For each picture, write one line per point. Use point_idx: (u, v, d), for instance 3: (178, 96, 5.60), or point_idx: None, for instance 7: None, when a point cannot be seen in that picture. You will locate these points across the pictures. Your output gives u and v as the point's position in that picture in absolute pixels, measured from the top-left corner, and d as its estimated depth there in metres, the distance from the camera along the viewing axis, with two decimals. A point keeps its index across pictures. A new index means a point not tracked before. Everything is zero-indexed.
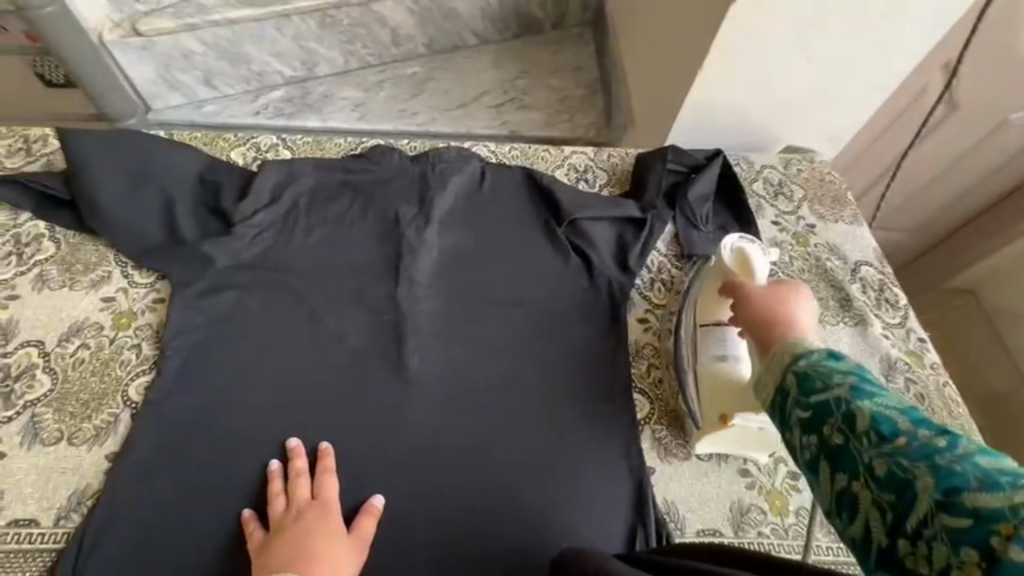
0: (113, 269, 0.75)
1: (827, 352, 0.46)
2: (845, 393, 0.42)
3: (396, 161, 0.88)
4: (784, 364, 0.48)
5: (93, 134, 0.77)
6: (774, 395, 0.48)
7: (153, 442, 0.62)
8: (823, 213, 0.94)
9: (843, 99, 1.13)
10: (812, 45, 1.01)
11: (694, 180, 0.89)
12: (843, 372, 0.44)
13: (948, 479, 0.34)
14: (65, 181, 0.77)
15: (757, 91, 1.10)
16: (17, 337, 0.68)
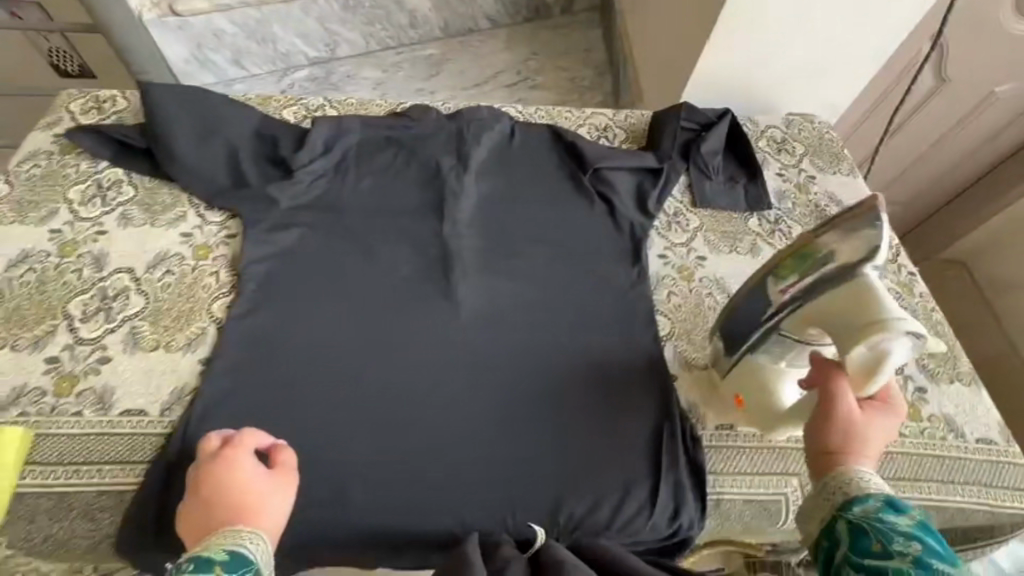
0: (187, 209, 0.83)
1: (884, 505, 0.50)
2: (910, 567, 0.45)
3: (433, 119, 0.96)
4: (841, 514, 0.51)
5: (166, 89, 0.85)
6: (825, 542, 0.51)
7: (238, 349, 0.71)
8: (823, 165, 1.03)
9: (841, 68, 1.21)
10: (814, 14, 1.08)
11: (706, 136, 0.98)
12: (906, 540, 0.47)
13: None
14: (142, 133, 0.85)
15: (762, 60, 1.17)
16: (110, 265, 0.76)
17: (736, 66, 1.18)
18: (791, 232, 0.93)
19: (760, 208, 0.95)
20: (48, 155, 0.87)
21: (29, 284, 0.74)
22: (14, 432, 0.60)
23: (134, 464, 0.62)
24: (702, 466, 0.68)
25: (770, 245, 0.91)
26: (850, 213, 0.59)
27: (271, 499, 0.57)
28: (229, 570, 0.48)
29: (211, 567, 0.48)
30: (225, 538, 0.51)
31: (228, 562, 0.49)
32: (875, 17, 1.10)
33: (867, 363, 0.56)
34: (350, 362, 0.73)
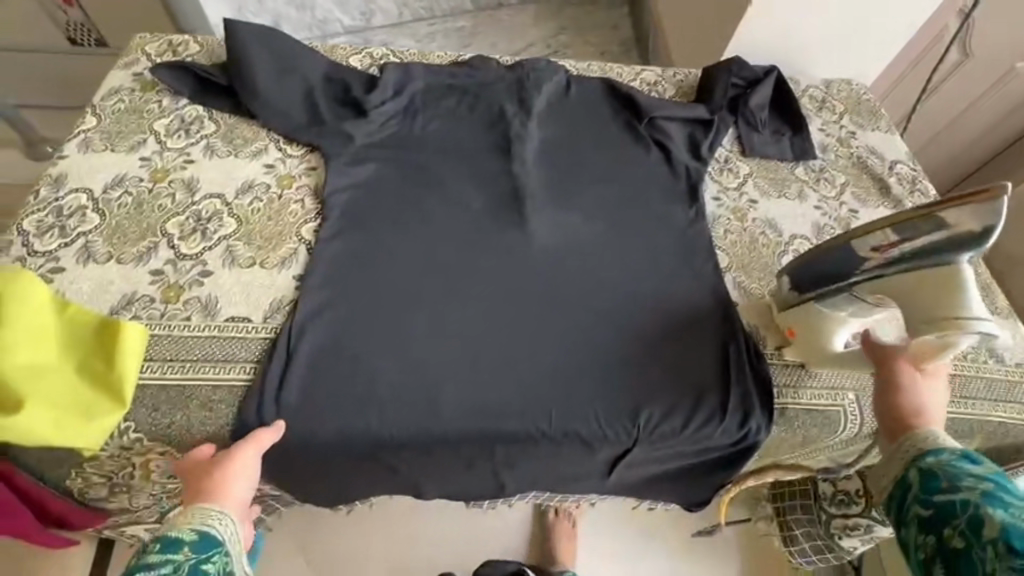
0: (267, 144, 0.87)
1: (959, 455, 0.56)
2: (977, 498, 0.50)
3: (494, 69, 1.00)
4: (915, 462, 0.57)
5: (247, 28, 0.88)
6: (896, 490, 0.58)
7: (336, 269, 0.75)
8: (862, 123, 1.08)
9: (883, 29, 1.21)
10: None
11: (754, 90, 1.02)
12: (977, 479, 0.52)
13: None
14: (223, 71, 0.89)
15: (807, 18, 1.18)
16: (200, 191, 0.80)
17: (781, 27, 1.19)
18: (835, 180, 0.98)
19: (806, 158, 1.00)
20: (130, 91, 0.90)
21: (127, 205, 0.77)
22: (134, 326, 0.65)
23: (241, 362, 0.68)
24: (767, 381, 0.75)
25: (817, 191, 0.96)
26: (969, 193, 0.56)
27: (241, 479, 0.60)
28: (196, 550, 0.52)
29: (179, 547, 0.52)
30: (197, 517, 0.55)
31: (198, 541, 0.53)
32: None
33: (933, 347, 0.62)
34: (434, 283, 0.77)
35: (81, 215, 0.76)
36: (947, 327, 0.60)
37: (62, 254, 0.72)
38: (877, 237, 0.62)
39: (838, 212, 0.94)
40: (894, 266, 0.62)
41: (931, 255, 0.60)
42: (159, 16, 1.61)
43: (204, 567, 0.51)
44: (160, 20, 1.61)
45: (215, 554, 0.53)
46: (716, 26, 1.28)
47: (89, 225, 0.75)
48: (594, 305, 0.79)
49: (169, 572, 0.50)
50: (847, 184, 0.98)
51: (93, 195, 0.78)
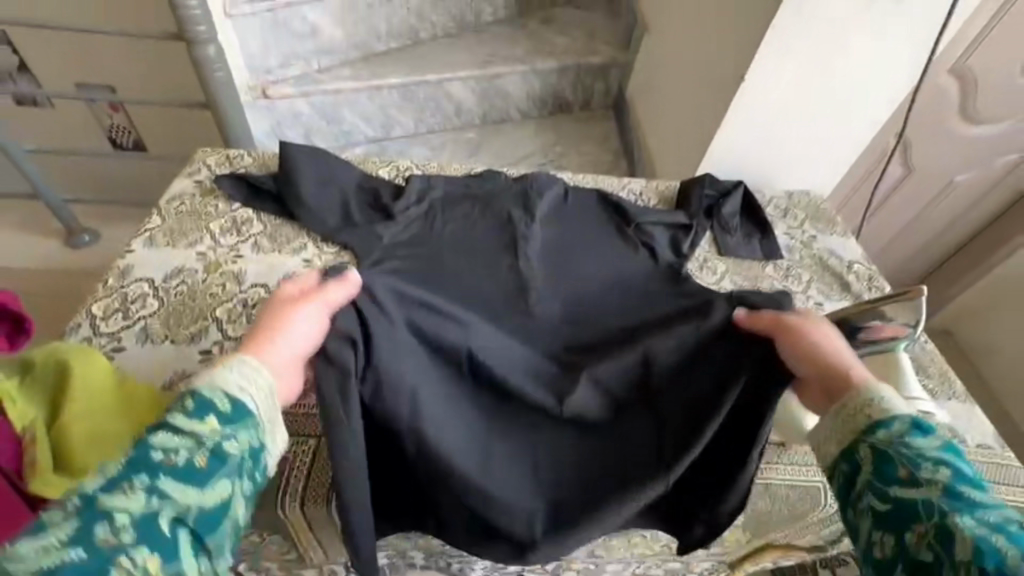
0: (307, 242, 1.01)
1: (908, 431, 0.58)
2: (939, 494, 0.52)
3: (503, 180, 1.18)
4: (864, 439, 0.59)
5: (298, 148, 1.06)
6: (849, 469, 0.59)
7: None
8: (822, 228, 1.24)
9: (833, 149, 1.43)
10: (802, 108, 1.33)
11: (725, 200, 1.19)
12: (935, 470, 0.54)
13: None
14: (274, 180, 1.05)
15: (769, 138, 1.39)
16: (247, 281, 0.93)
17: (744, 149, 1.40)
18: (801, 277, 1.12)
19: (774, 258, 1.14)
20: (191, 196, 1.06)
21: (183, 293, 0.89)
22: None
23: None
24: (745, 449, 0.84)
25: (786, 287, 1.09)
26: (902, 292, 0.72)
27: (291, 347, 0.71)
28: (223, 422, 0.58)
29: (206, 414, 0.58)
30: (242, 380, 0.63)
31: (230, 409, 0.60)
32: (858, 107, 1.33)
33: None
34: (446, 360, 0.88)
35: (143, 301, 0.87)
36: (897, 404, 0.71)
37: (124, 334, 0.83)
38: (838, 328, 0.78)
39: (805, 305, 1.06)
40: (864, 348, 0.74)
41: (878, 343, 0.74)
42: (207, 126, 1.84)
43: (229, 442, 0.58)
44: (209, 130, 1.85)
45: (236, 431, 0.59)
46: (691, 145, 1.49)
47: (149, 310, 0.86)
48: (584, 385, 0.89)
49: (182, 488, 0.54)
50: (811, 281, 1.11)
51: (153, 284, 0.89)
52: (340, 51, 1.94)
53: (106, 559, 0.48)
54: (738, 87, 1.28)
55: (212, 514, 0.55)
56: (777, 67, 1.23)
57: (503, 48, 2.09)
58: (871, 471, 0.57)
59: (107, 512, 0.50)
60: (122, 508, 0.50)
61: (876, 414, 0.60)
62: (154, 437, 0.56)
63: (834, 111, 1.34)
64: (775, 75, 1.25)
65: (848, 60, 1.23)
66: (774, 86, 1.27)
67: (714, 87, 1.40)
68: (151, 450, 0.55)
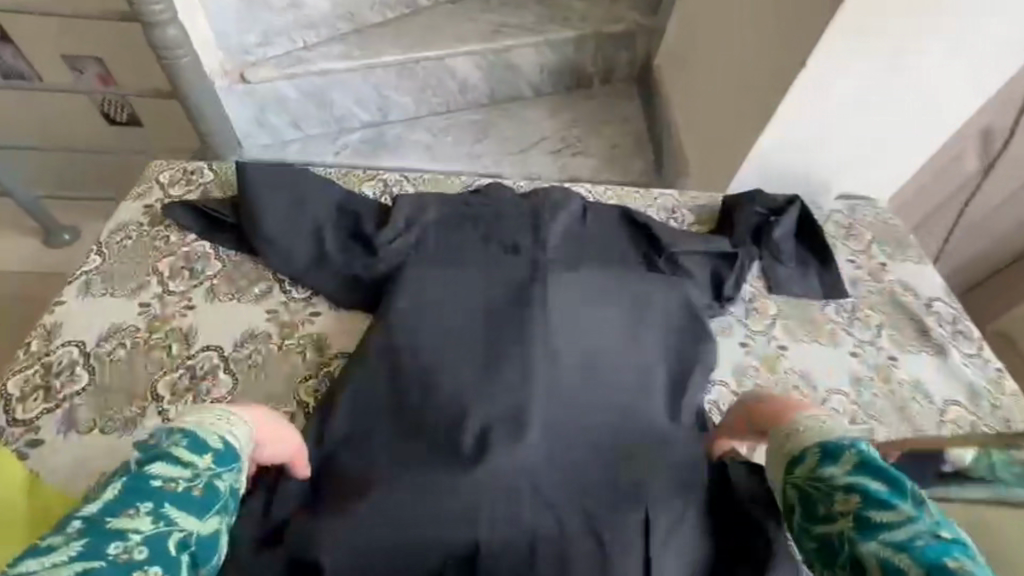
0: (273, 284, 0.85)
1: (823, 458, 0.54)
2: (851, 528, 0.50)
3: (510, 197, 0.97)
4: (789, 479, 0.57)
5: (258, 168, 0.87)
6: (787, 511, 0.56)
7: (340, 433, 0.71)
8: (893, 253, 1.03)
9: (899, 150, 1.18)
10: (868, 103, 1.08)
11: (778, 221, 0.98)
12: (846, 495, 0.51)
13: None
14: (234, 209, 0.88)
15: (824, 138, 1.14)
16: (197, 342, 0.77)
17: (793, 152, 1.16)
18: (870, 320, 0.92)
19: (836, 296, 0.94)
20: (138, 226, 0.89)
21: (119, 361, 0.74)
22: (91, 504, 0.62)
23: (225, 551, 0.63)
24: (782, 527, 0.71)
25: (852, 334, 0.90)
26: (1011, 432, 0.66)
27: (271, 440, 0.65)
28: (216, 462, 0.57)
29: (203, 453, 0.56)
30: (226, 424, 0.60)
31: (223, 450, 0.58)
32: (937, 103, 1.08)
33: None
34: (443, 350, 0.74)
35: (71, 372, 0.72)
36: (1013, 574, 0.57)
37: (43, 421, 0.69)
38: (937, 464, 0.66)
39: (876, 360, 0.87)
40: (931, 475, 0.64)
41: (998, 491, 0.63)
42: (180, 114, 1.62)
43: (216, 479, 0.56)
44: (186, 121, 1.64)
45: (227, 471, 0.57)
46: (728, 144, 1.25)
47: (77, 386, 0.71)
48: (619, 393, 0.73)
49: (152, 520, 0.50)
50: (883, 325, 0.91)
51: (85, 348, 0.75)
52: (326, 24, 1.70)
53: (120, 574, 0.46)
54: (794, 79, 1.02)
55: (209, 549, 0.53)
56: (845, 55, 0.99)
57: (513, 17, 1.82)
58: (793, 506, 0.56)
59: (115, 529, 0.48)
60: (130, 528, 0.48)
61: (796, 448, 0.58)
62: (145, 466, 0.53)
63: (906, 106, 1.09)
64: (843, 64, 1.00)
65: (936, 43, 0.97)
66: (838, 77, 1.02)
67: (758, 74, 1.13)
68: (153, 474, 0.53)
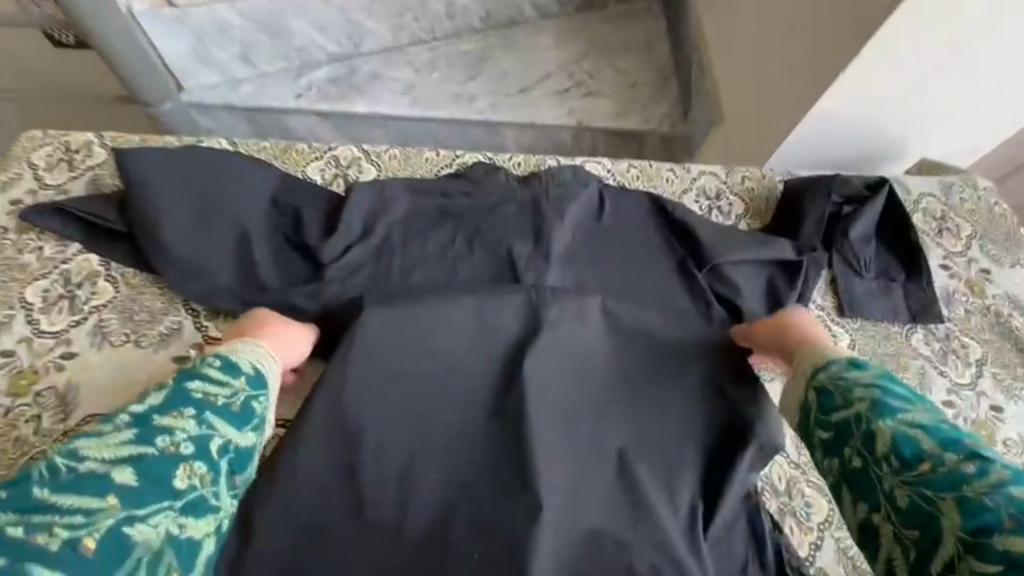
0: (183, 318, 0.63)
1: (849, 364, 0.52)
2: (868, 410, 0.48)
3: (503, 183, 0.72)
4: (809, 381, 0.53)
5: (150, 155, 0.64)
6: (797, 411, 0.53)
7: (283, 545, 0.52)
8: (997, 254, 0.80)
9: (997, 111, 0.90)
10: (972, 50, 0.79)
11: (858, 215, 0.74)
12: (866, 387, 0.50)
13: (949, 485, 0.43)
14: (122, 211, 0.64)
15: (911, 90, 0.85)
16: (78, 410, 0.57)
17: (860, 115, 0.88)
18: (969, 353, 0.71)
19: (927, 320, 0.73)
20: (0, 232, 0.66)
21: None
22: None
23: None
24: None
25: (945, 375, 0.69)
26: None
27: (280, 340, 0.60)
28: (251, 384, 0.51)
29: (236, 373, 0.51)
30: (254, 349, 0.54)
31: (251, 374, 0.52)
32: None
33: None
34: (411, 437, 0.56)
35: None
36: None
37: None
38: None
39: (975, 412, 0.67)
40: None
41: None
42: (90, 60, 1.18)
43: (252, 402, 0.51)
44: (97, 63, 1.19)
45: (262, 394, 0.52)
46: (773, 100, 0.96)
47: None
48: (650, 494, 0.56)
49: (195, 420, 0.47)
50: (984, 361, 0.71)
51: None
52: None
53: (170, 466, 0.44)
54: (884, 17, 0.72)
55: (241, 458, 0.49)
56: None
57: None
58: (807, 403, 0.52)
59: (160, 421, 0.45)
60: (175, 428, 0.46)
61: (818, 363, 0.54)
62: (190, 372, 0.49)
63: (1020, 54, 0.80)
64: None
65: None
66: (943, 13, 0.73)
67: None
68: (193, 382, 0.49)
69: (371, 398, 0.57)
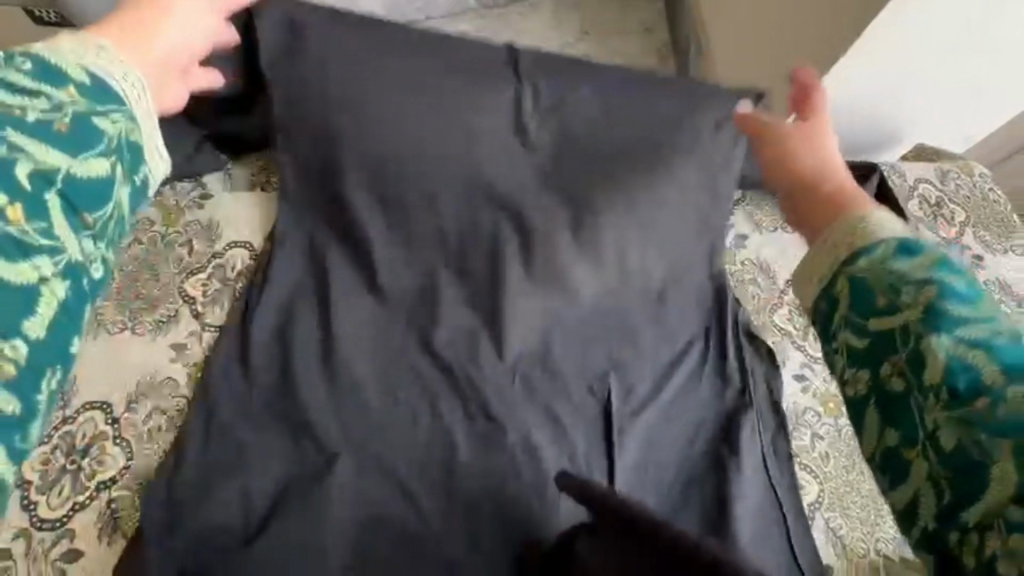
0: (182, 305, 0.63)
1: (896, 249, 0.38)
2: (918, 318, 0.35)
3: None
4: (841, 269, 0.39)
5: None
6: (821, 303, 0.40)
7: (290, 531, 0.54)
8: (989, 240, 0.81)
9: (992, 100, 0.90)
10: (965, 44, 0.79)
11: None
12: (919, 287, 0.36)
13: (1010, 427, 0.31)
14: None
15: (904, 82, 0.85)
16: (75, 400, 0.57)
17: (856, 105, 0.88)
18: None
19: None
20: None
21: None
22: None
23: None
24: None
25: None
26: None
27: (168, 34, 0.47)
28: (85, 94, 0.38)
29: (62, 82, 0.38)
30: (91, 55, 0.40)
31: (90, 87, 0.39)
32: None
33: None
34: (409, 420, 0.60)
35: None
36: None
37: None
38: None
39: None
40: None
41: None
42: None
43: (90, 118, 0.38)
44: None
45: (114, 112, 0.39)
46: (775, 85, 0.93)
47: None
48: (632, 468, 0.62)
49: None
50: None
51: None
52: None
53: None
54: (881, 11, 0.72)
55: (76, 186, 0.37)
56: None
57: None
58: (839, 300, 0.39)
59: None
60: None
61: (859, 240, 0.39)
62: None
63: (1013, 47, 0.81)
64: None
65: None
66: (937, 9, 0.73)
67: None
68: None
69: (373, 377, 0.60)
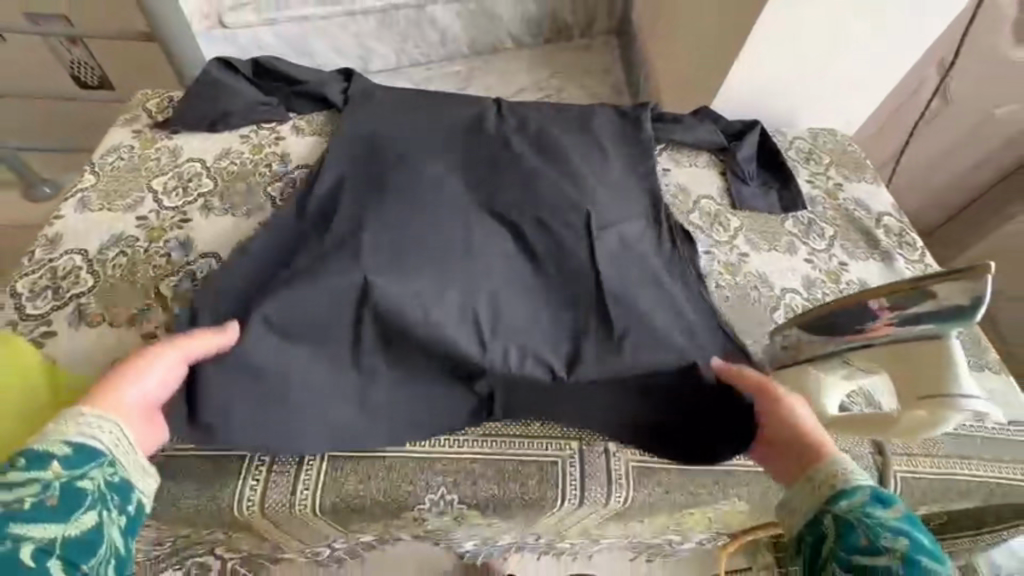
0: (266, 200, 0.89)
1: (870, 497, 0.55)
2: (899, 564, 0.49)
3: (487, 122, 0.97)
4: (829, 508, 0.56)
5: (213, 78, 0.94)
6: (811, 531, 0.56)
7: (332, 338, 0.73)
8: (848, 174, 1.10)
9: (861, 87, 1.18)
10: (826, 42, 1.06)
11: (739, 144, 1.04)
12: (894, 537, 0.51)
13: (925, 554, 0.50)
14: (211, 126, 0.95)
15: (784, 79, 1.14)
16: (196, 250, 0.82)
17: (756, 91, 1.16)
18: (824, 232, 0.99)
19: (794, 210, 1.01)
20: (131, 148, 0.92)
21: (123, 265, 0.79)
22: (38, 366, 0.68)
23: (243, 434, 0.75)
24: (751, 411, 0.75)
25: (806, 244, 0.97)
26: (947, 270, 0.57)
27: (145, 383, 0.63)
28: (68, 465, 0.52)
29: (48, 461, 0.51)
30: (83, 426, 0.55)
31: (74, 453, 0.53)
32: (896, 39, 1.06)
33: (919, 424, 0.61)
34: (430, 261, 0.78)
35: (77, 275, 0.78)
36: (944, 403, 0.58)
37: (54, 316, 0.75)
38: (872, 304, 0.62)
39: (827, 265, 0.95)
40: (841, 343, 0.66)
41: (915, 322, 0.60)
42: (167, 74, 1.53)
43: (80, 480, 0.52)
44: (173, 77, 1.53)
45: (93, 468, 0.53)
46: (694, 83, 1.24)
47: (83, 287, 0.77)
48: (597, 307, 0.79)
49: (39, 488, 0.50)
50: (835, 237, 0.99)
51: (88, 256, 0.79)
52: None
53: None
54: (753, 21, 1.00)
55: (85, 447, 0.54)
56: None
57: None
58: (834, 538, 0.54)
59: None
60: None
61: (830, 489, 0.57)
62: None
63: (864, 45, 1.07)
64: (791, 17, 0.99)
65: None
66: (793, 23, 1.01)
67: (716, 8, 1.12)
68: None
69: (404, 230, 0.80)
